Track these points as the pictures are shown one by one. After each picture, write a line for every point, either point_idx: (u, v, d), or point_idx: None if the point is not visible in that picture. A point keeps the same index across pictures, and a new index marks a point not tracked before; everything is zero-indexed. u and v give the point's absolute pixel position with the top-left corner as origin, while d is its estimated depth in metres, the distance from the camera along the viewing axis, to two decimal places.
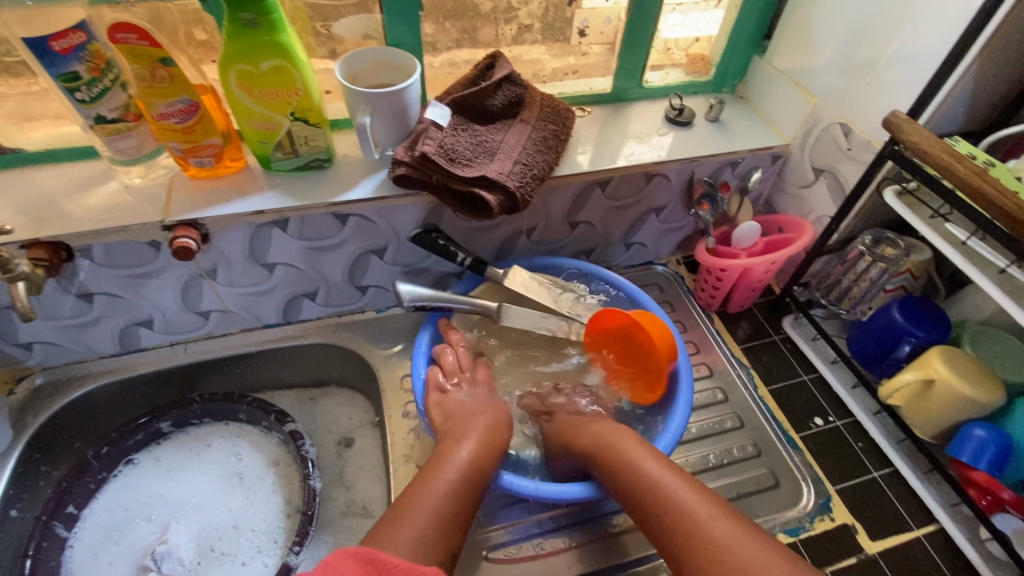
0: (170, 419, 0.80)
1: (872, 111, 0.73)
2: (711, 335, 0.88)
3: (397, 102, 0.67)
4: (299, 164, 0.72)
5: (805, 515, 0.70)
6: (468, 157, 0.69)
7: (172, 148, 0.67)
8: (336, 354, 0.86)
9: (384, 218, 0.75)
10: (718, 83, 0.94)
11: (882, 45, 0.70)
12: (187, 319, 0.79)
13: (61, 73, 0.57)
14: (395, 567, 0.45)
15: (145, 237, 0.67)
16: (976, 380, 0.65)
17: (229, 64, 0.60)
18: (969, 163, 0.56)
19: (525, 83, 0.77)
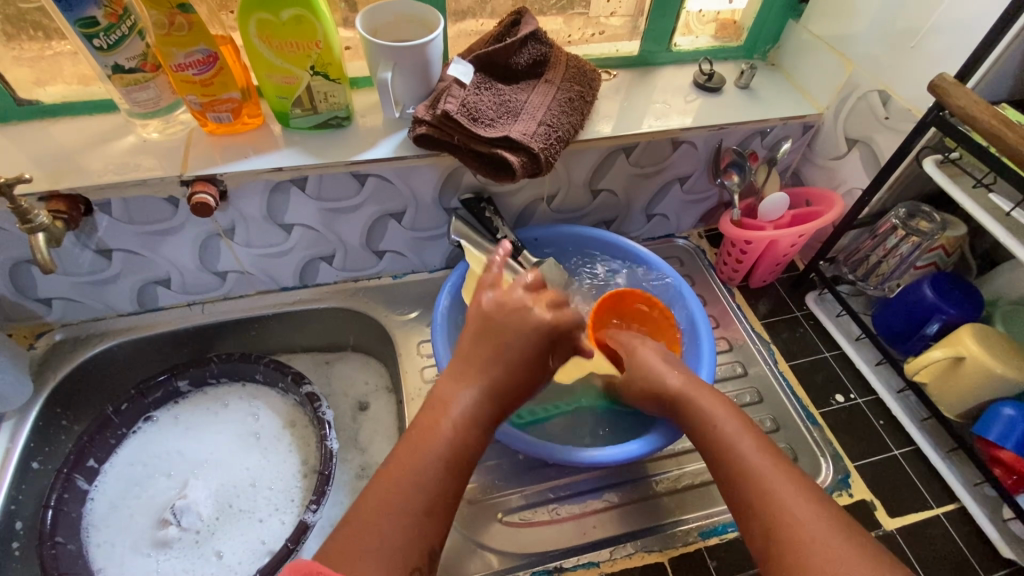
0: (188, 378, 0.81)
1: (914, 77, 0.70)
2: (732, 309, 0.87)
3: (420, 57, 0.65)
4: (318, 122, 0.70)
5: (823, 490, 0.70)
6: (491, 116, 0.67)
7: (190, 101, 0.65)
8: (353, 318, 0.86)
9: (404, 180, 0.73)
10: (749, 49, 0.90)
11: (930, 6, 0.67)
12: (204, 278, 0.79)
13: (78, 18, 0.56)
14: None
15: (163, 192, 0.66)
16: (1009, 359, 0.63)
17: (249, 12, 0.58)
18: (1020, 129, 0.53)
19: (551, 41, 0.74)
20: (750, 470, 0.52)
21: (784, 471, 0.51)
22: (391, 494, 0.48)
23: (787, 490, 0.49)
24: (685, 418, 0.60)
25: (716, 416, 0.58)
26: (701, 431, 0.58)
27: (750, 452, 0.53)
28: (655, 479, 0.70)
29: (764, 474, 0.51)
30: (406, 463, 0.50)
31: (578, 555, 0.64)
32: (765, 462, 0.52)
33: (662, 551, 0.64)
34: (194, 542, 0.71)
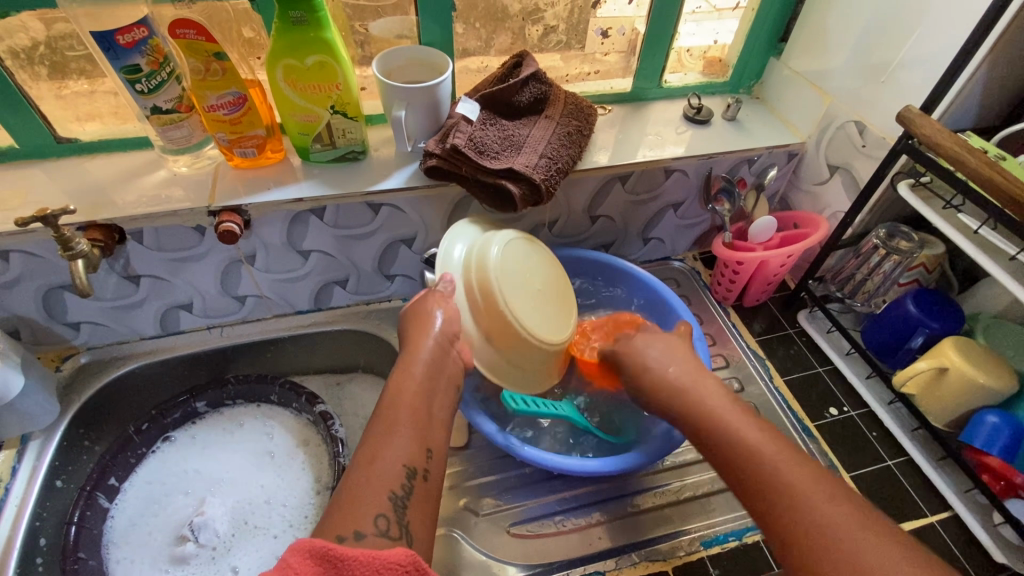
0: (206, 399, 0.84)
1: (886, 109, 0.76)
2: (727, 328, 0.91)
3: (431, 96, 0.71)
4: (336, 156, 0.76)
5: None
6: (496, 149, 0.73)
7: (218, 138, 0.71)
8: (364, 340, 0.90)
9: (415, 208, 0.78)
10: (735, 85, 0.97)
11: (898, 45, 0.73)
12: (224, 303, 0.83)
13: (124, 66, 0.61)
14: (355, 562, 0.39)
15: (191, 222, 0.71)
16: (989, 368, 0.67)
17: (277, 59, 0.64)
18: (981, 154, 0.58)
19: (551, 81, 0.80)
20: (788, 488, 0.48)
21: (815, 476, 0.49)
22: (365, 454, 0.50)
23: (824, 500, 0.47)
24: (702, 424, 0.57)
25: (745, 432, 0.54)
26: (725, 448, 0.54)
27: (781, 464, 0.50)
28: (658, 491, 0.73)
29: (799, 484, 0.48)
30: (381, 424, 0.53)
31: (585, 565, 0.66)
32: (797, 470, 0.50)
33: (666, 560, 0.66)
34: (211, 558, 0.73)
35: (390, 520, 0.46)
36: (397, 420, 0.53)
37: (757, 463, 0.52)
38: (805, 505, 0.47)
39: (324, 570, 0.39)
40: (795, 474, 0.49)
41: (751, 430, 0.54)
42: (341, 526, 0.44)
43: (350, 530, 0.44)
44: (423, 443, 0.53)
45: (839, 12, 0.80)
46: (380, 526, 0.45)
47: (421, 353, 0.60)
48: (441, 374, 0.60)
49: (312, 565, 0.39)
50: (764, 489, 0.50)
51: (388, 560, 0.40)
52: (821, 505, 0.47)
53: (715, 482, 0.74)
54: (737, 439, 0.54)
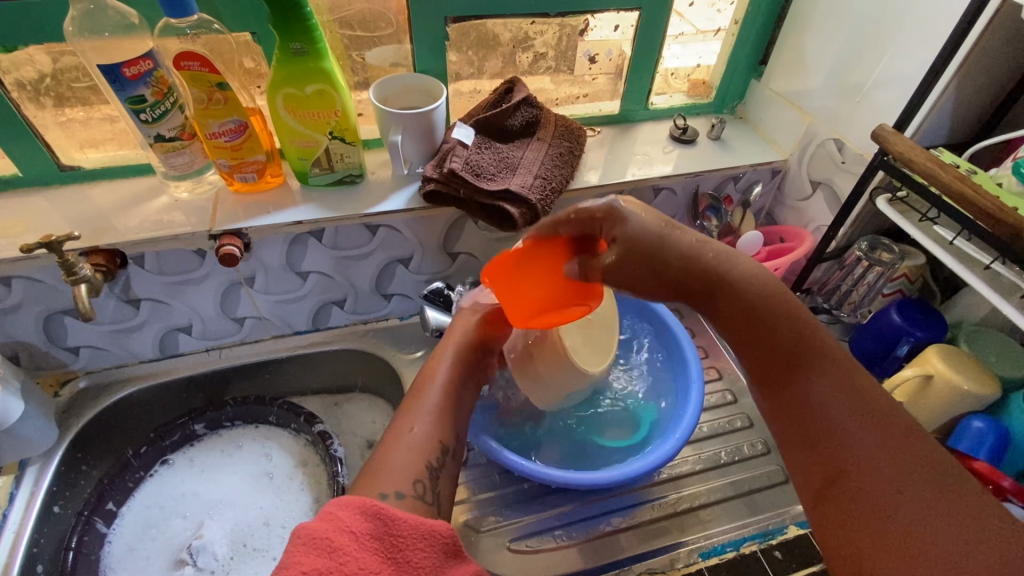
0: (205, 421, 0.84)
1: (862, 127, 0.79)
2: (719, 340, 0.93)
3: (426, 121, 0.74)
4: (334, 179, 0.78)
5: None
6: (492, 172, 0.75)
7: (219, 164, 0.73)
8: (362, 359, 0.90)
9: (411, 229, 0.80)
10: (718, 106, 1.01)
11: (871, 66, 0.76)
12: (223, 325, 0.84)
13: (129, 96, 0.63)
14: (403, 523, 0.41)
15: (192, 246, 0.72)
16: (972, 374, 0.69)
17: (278, 87, 0.67)
18: (952, 170, 0.61)
19: (541, 105, 0.84)
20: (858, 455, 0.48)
21: (885, 445, 0.47)
22: (399, 429, 0.56)
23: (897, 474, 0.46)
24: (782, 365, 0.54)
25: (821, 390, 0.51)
26: (788, 402, 0.53)
27: (849, 429, 0.49)
28: (655, 503, 0.73)
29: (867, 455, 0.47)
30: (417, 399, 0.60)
31: None
32: (866, 437, 0.48)
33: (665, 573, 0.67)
34: None
35: (425, 486, 0.50)
36: (430, 404, 0.59)
37: (819, 425, 0.50)
38: (860, 474, 0.47)
39: (372, 526, 0.40)
40: (862, 442, 0.48)
41: (824, 388, 0.51)
42: (382, 485, 0.49)
43: (390, 488, 0.49)
44: (452, 421, 0.58)
45: (815, 36, 0.84)
46: (418, 490, 0.50)
47: (447, 354, 0.64)
48: (470, 375, 0.65)
49: (360, 521, 0.40)
50: (822, 454, 0.50)
51: (432, 524, 0.42)
52: (879, 476, 0.46)
53: (711, 493, 0.75)
54: (804, 398, 0.52)
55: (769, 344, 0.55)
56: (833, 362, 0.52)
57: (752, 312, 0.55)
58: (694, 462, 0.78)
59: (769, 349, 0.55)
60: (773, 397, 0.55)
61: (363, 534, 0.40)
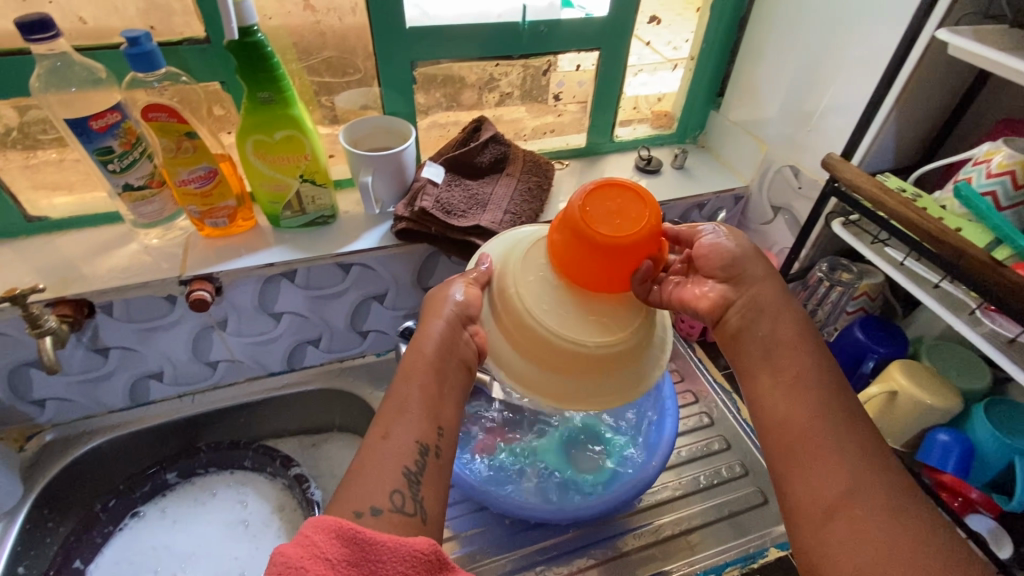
0: (177, 469, 0.83)
1: (815, 154, 0.83)
2: (694, 364, 0.94)
3: (396, 162, 0.75)
4: (305, 221, 0.79)
5: None
6: (462, 209, 0.77)
7: (190, 210, 0.73)
8: (339, 398, 0.90)
9: (385, 266, 0.81)
10: (681, 135, 1.05)
11: (818, 98, 0.80)
12: (196, 370, 0.83)
13: (96, 148, 0.64)
14: (383, 546, 0.39)
15: (162, 292, 0.72)
16: (934, 389, 0.71)
17: (247, 134, 0.68)
18: (896, 195, 0.64)
19: (509, 142, 0.86)
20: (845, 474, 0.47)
21: (874, 479, 0.46)
22: (374, 436, 0.51)
23: (874, 497, 0.45)
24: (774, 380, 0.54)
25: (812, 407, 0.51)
26: (778, 416, 0.52)
27: (839, 456, 0.48)
28: (638, 531, 0.73)
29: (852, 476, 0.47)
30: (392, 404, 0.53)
31: None
32: (856, 468, 0.47)
33: None
34: None
35: (405, 497, 0.47)
36: (408, 399, 0.53)
37: (812, 449, 0.49)
38: (844, 503, 0.46)
39: (348, 552, 0.39)
40: (852, 473, 0.47)
41: (820, 413, 0.51)
42: (355, 503, 0.45)
43: (365, 505, 0.45)
44: (434, 416, 0.53)
45: (766, 69, 0.88)
46: (396, 501, 0.46)
47: (432, 340, 0.57)
48: (452, 362, 0.57)
49: (337, 545, 0.39)
50: (814, 475, 0.48)
51: (412, 545, 0.40)
52: (865, 506, 0.45)
53: (693, 518, 0.75)
54: (794, 414, 0.52)
55: (774, 365, 0.55)
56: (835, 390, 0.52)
57: (769, 338, 0.56)
58: (673, 488, 0.78)
59: (774, 367, 0.55)
60: (771, 412, 0.53)
61: (338, 560, 0.38)
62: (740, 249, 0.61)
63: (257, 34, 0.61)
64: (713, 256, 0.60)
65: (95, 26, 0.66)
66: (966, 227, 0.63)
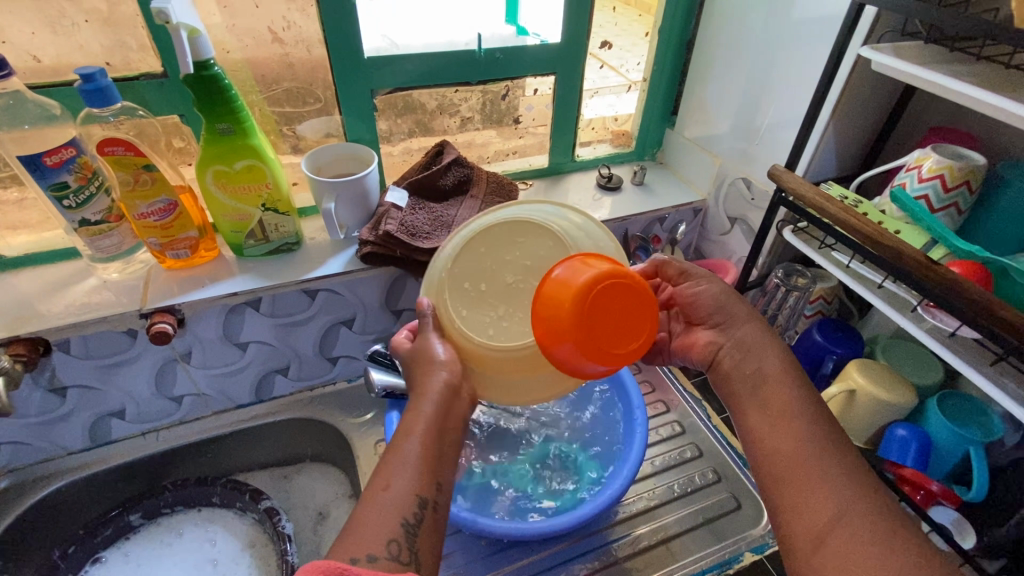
0: (141, 511, 0.80)
1: (764, 166, 0.87)
2: (664, 374, 0.96)
3: (359, 188, 0.76)
4: (269, 249, 0.79)
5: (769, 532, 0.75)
6: (427, 231, 0.78)
7: (149, 243, 0.73)
8: (310, 426, 0.88)
9: (352, 290, 0.81)
10: (640, 153, 1.09)
11: (762, 114, 0.85)
12: (160, 405, 0.81)
13: (50, 184, 0.63)
14: None
15: (122, 326, 0.71)
16: (889, 385, 0.74)
17: (206, 165, 0.68)
18: (837, 202, 0.68)
19: (472, 165, 0.88)
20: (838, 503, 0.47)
21: (866, 509, 0.46)
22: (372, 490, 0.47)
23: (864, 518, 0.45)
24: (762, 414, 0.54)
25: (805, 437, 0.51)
26: (770, 449, 0.52)
27: (834, 483, 0.48)
28: (616, 545, 0.73)
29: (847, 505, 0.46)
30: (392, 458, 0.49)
31: None
32: (848, 495, 0.47)
33: None
34: None
35: (402, 545, 0.45)
36: (409, 450, 0.49)
37: (803, 481, 0.49)
38: (841, 529, 0.45)
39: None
40: (842, 503, 0.46)
41: (812, 445, 0.50)
42: (351, 549, 0.44)
43: (362, 551, 0.44)
44: (435, 472, 0.50)
45: (714, 89, 0.93)
46: (392, 552, 0.45)
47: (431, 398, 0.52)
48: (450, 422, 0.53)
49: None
50: (806, 507, 0.48)
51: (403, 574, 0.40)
52: (855, 533, 0.45)
53: (671, 527, 0.75)
54: (785, 445, 0.51)
55: (764, 401, 0.55)
56: (820, 420, 0.52)
57: (757, 376, 0.57)
58: (649, 498, 0.79)
59: (763, 400, 0.55)
60: (766, 447, 0.53)
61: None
62: (725, 294, 0.63)
63: (214, 68, 0.62)
64: (701, 303, 0.63)
65: (50, 64, 0.66)
66: (905, 229, 0.66)
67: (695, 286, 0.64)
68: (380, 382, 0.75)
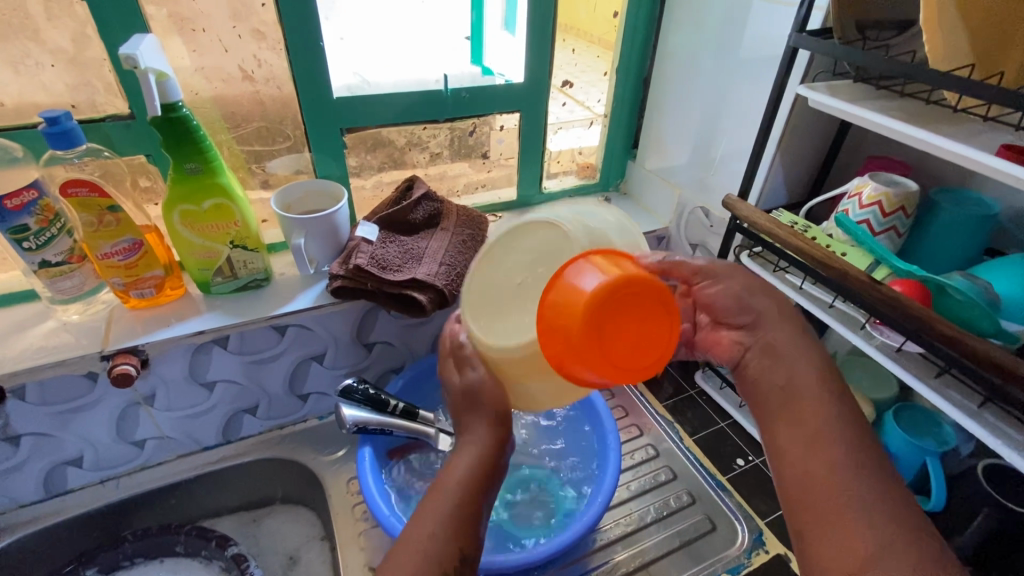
0: (98, 565, 0.76)
1: (720, 195, 0.92)
2: (636, 398, 0.97)
3: (329, 223, 0.77)
4: (238, 285, 0.78)
5: (743, 552, 0.76)
6: (398, 263, 0.79)
7: (113, 283, 0.72)
8: (281, 466, 0.86)
9: (322, 325, 0.81)
10: (605, 184, 1.13)
11: (716, 146, 0.90)
12: (121, 451, 0.78)
13: (10, 227, 0.63)
14: None
15: (81, 370, 0.69)
16: None
17: (173, 205, 0.68)
18: (786, 227, 0.72)
19: (442, 198, 0.90)
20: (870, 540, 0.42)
21: (906, 547, 0.42)
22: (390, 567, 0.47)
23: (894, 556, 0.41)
24: (790, 430, 0.50)
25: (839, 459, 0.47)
26: (800, 472, 0.48)
27: (864, 513, 0.44)
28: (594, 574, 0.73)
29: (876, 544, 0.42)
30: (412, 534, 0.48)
31: None
32: (883, 526, 0.43)
33: None
34: None
35: None
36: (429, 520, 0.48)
37: (839, 510, 0.45)
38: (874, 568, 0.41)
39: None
40: (882, 537, 0.42)
41: (849, 470, 0.46)
42: None
43: None
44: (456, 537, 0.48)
45: (671, 123, 0.98)
46: None
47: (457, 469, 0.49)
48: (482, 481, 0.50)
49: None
50: (845, 542, 0.43)
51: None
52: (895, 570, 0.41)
53: (649, 552, 0.76)
54: (814, 469, 0.47)
55: (794, 417, 0.50)
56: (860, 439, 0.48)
57: (787, 388, 0.52)
58: (625, 524, 0.79)
59: (795, 412, 0.51)
60: (797, 470, 0.48)
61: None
62: (745, 289, 0.56)
63: (182, 110, 0.63)
64: (721, 303, 0.57)
65: (12, 106, 0.66)
66: (850, 252, 0.70)
67: (710, 287, 0.57)
68: (351, 418, 0.74)
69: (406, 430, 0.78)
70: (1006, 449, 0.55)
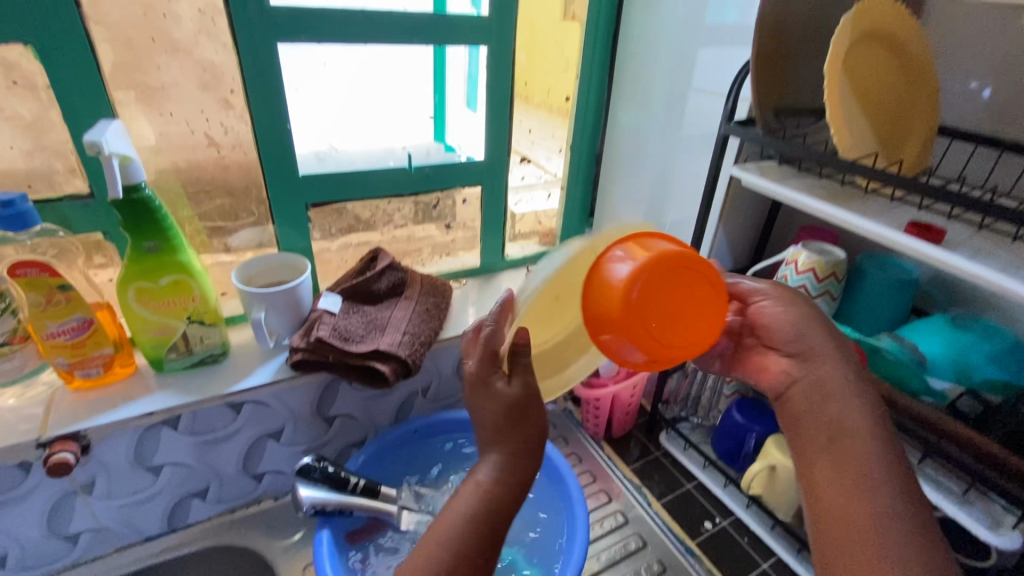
0: None
1: None
2: (603, 462, 0.97)
3: (291, 296, 0.77)
4: (192, 361, 0.76)
5: None
6: (361, 334, 0.79)
7: (57, 363, 0.69)
8: (230, 555, 0.80)
9: (280, 400, 0.78)
10: None
11: (664, 216, 0.97)
12: (50, 547, 0.72)
13: None
14: None
15: (13, 459, 0.64)
16: None
17: (128, 282, 0.67)
18: None
19: (406, 268, 0.92)
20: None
21: None
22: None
23: None
24: (835, 469, 0.50)
25: (877, 501, 0.46)
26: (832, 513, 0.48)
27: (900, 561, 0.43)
28: None
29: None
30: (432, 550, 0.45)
31: None
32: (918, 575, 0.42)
33: None
34: None
35: None
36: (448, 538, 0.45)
37: (867, 549, 0.45)
38: None
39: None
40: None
41: (892, 509, 0.46)
42: None
43: None
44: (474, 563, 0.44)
45: (623, 195, 1.05)
46: None
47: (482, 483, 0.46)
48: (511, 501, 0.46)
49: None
50: None
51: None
52: None
53: None
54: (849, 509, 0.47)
55: (839, 454, 0.50)
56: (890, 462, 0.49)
57: (833, 425, 0.52)
58: None
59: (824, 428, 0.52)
60: (823, 499, 0.49)
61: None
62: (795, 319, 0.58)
63: (144, 191, 0.64)
64: (775, 326, 0.58)
65: None
66: None
67: (766, 305, 0.59)
68: (306, 499, 0.72)
69: (366, 510, 0.76)
70: (949, 502, 0.59)
